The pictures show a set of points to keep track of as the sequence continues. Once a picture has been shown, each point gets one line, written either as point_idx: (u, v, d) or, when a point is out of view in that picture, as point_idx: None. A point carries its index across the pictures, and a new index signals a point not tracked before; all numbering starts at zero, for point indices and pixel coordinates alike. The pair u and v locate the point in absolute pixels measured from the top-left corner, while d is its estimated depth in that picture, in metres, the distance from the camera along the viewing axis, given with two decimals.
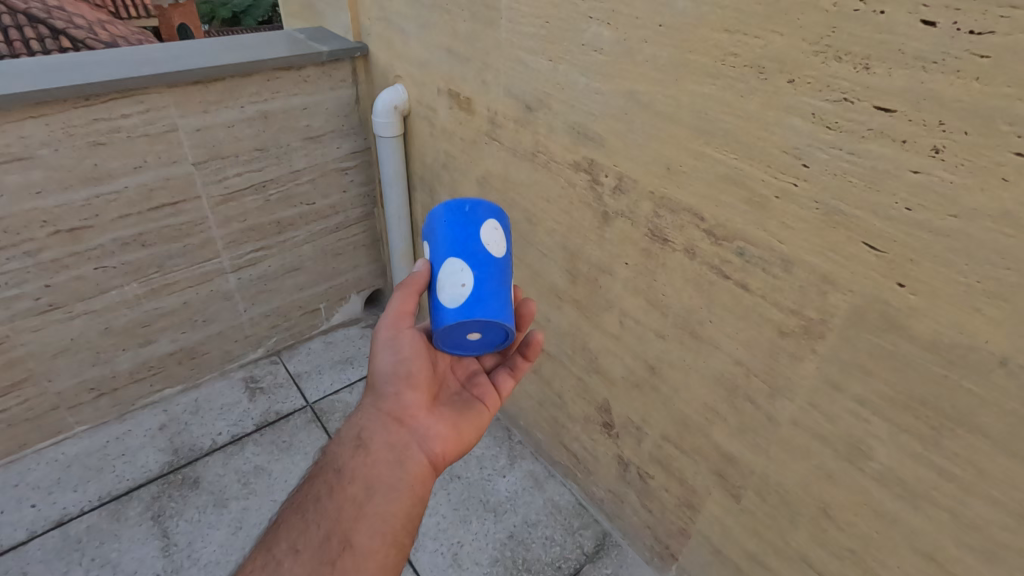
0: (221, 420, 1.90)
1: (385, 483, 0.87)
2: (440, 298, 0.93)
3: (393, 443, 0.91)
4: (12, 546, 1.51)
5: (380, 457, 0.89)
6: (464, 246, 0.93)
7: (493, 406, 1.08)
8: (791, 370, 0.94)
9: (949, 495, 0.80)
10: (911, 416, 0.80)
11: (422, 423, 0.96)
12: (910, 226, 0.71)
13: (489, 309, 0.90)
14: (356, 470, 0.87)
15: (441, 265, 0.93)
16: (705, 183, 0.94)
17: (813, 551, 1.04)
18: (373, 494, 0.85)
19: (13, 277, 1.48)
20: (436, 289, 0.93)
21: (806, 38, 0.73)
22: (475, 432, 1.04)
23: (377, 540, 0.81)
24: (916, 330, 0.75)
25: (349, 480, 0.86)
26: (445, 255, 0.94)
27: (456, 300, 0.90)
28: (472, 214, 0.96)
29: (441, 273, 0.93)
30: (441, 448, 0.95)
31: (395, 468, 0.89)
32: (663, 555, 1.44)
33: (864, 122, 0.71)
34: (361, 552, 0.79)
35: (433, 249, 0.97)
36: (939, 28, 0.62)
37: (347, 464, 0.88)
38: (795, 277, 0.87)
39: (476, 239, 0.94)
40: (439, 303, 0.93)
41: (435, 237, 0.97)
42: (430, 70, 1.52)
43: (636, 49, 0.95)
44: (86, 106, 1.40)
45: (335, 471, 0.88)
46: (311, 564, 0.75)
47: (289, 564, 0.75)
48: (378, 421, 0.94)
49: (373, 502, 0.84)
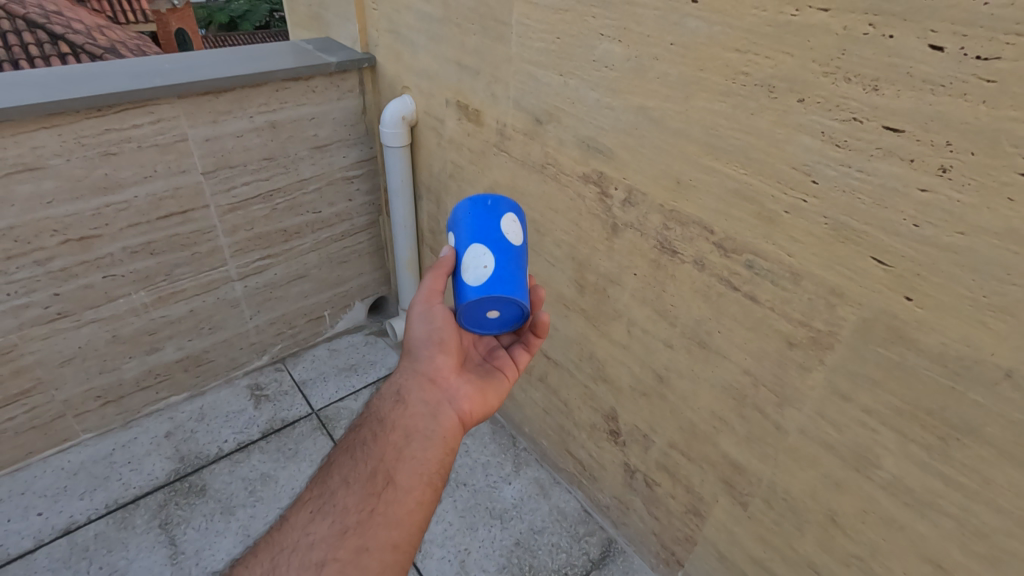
0: (226, 428, 1.90)
1: (422, 432, 0.88)
2: (463, 278, 0.96)
3: (427, 400, 0.93)
4: (19, 555, 1.51)
5: (416, 410, 0.91)
6: (486, 232, 0.98)
7: (513, 376, 1.08)
8: (799, 380, 0.96)
9: (955, 503, 0.82)
10: (918, 426, 0.82)
11: (453, 383, 0.98)
12: (918, 242, 0.73)
13: (511, 288, 0.94)
14: (396, 420, 0.89)
15: (465, 250, 0.97)
16: (715, 197, 0.96)
17: (820, 558, 1.06)
18: (411, 440, 0.87)
19: (22, 286, 1.48)
20: (460, 271, 0.97)
21: (816, 59, 0.75)
22: (499, 399, 1.04)
23: (416, 479, 0.83)
24: (923, 343, 0.77)
25: (389, 428, 0.88)
26: (469, 240, 0.98)
27: (480, 279, 0.94)
28: (495, 206, 1.01)
29: (465, 256, 0.97)
30: (470, 407, 0.96)
31: (429, 420, 0.90)
32: (669, 561, 1.46)
33: (873, 141, 0.73)
34: (402, 489, 0.81)
35: (458, 237, 1.01)
36: (947, 53, 0.64)
37: (388, 414, 0.91)
38: (803, 289, 0.89)
39: (497, 227, 0.99)
40: (462, 283, 0.95)
41: (459, 227, 1.02)
42: (438, 81, 1.54)
43: (647, 66, 0.97)
44: (98, 117, 1.41)
45: (378, 421, 0.90)
46: (359, 497, 0.80)
47: (342, 495, 0.80)
48: (413, 380, 0.95)
49: (412, 448, 0.86)
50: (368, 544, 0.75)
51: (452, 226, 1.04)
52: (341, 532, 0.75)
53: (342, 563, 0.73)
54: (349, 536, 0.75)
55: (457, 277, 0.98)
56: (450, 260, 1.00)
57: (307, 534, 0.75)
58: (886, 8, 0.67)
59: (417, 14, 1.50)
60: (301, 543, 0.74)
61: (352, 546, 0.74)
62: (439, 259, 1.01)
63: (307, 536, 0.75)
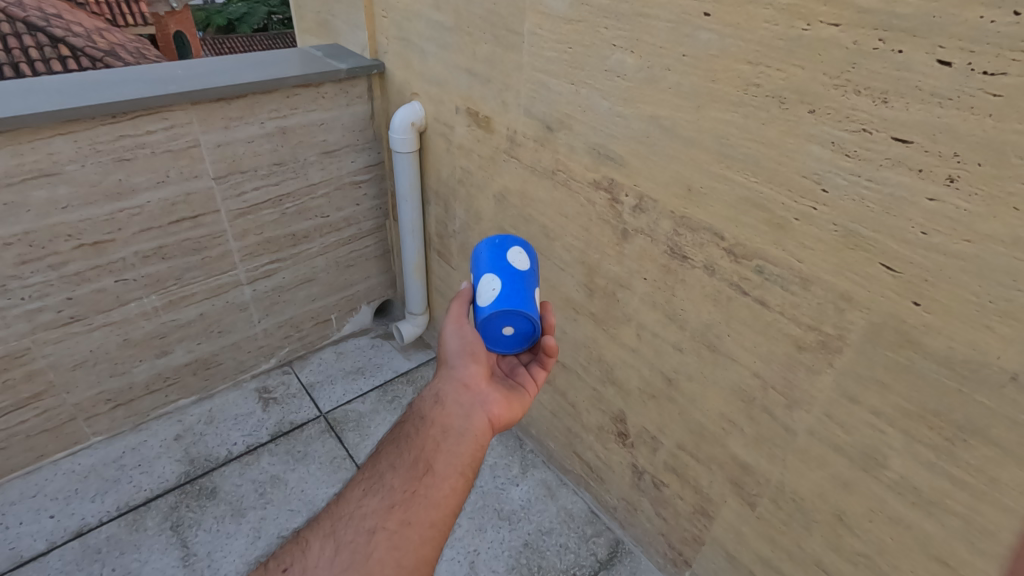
0: (235, 431, 1.92)
1: (457, 430, 0.90)
2: (478, 302, 1.03)
3: (462, 401, 0.94)
4: (32, 558, 1.52)
5: (452, 410, 0.93)
6: (494, 263, 1.07)
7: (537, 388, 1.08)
8: (808, 384, 0.98)
9: (962, 502, 0.84)
10: (926, 427, 0.84)
11: (484, 390, 0.98)
12: (926, 249, 0.76)
13: (522, 303, 1.01)
14: (435, 417, 0.91)
15: (478, 280, 1.06)
16: (726, 204, 0.98)
17: (827, 557, 1.08)
18: (448, 436, 0.89)
19: (36, 290, 1.50)
20: (476, 298, 1.04)
21: (827, 72, 0.78)
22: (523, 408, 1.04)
23: (451, 470, 0.85)
24: (930, 346, 0.80)
25: (428, 424, 0.90)
26: (482, 271, 1.07)
27: (490, 298, 1.01)
28: (504, 242, 1.11)
29: (478, 284, 1.05)
30: (499, 412, 0.97)
31: (463, 419, 0.92)
32: (677, 561, 1.48)
33: (882, 151, 0.76)
34: (440, 476, 0.84)
35: (472, 271, 1.10)
36: (955, 68, 0.67)
37: (428, 411, 0.93)
38: (813, 294, 0.91)
39: (504, 258, 1.07)
40: (477, 306, 1.02)
41: (474, 264, 1.12)
42: (448, 88, 1.56)
43: (659, 76, 1.00)
44: (113, 123, 1.43)
45: (419, 417, 0.92)
46: (403, 479, 0.83)
47: (389, 476, 0.84)
48: (449, 384, 0.97)
49: (448, 443, 0.88)
50: (411, 519, 0.79)
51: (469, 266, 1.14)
52: (389, 506, 0.80)
53: (389, 532, 0.77)
54: (396, 510, 0.79)
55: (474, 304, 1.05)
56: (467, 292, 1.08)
57: (361, 506, 0.80)
58: (896, 24, 0.70)
59: (428, 22, 1.52)
60: (355, 513, 0.79)
61: (398, 519, 0.78)
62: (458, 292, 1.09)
63: (360, 508, 0.80)
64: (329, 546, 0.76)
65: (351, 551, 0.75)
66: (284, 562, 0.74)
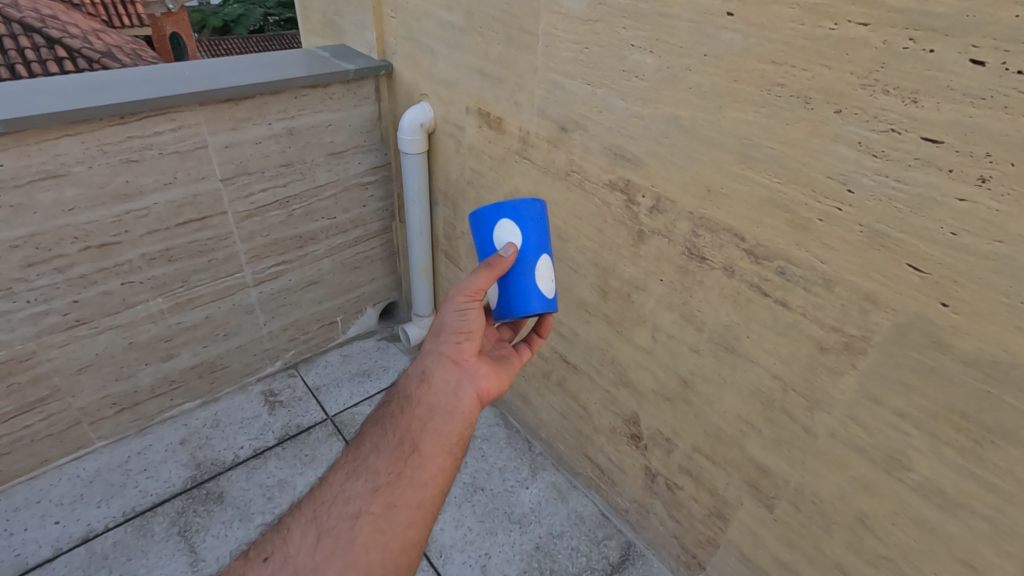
0: (242, 434, 1.90)
1: (444, 408, 0.91)
2: (537, 285, 1.02)
3: (450, 378, 0.95)
4: (38, 564, 1.50)
5: (439, 388, 0.93)
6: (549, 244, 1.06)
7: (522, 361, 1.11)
8: (830, 385, 0.97)
9: (989, 505, 0.84)
10: (953, 429, 0.84)
11: (474, 364, 0.98)
12: (956, 250, 0.75)
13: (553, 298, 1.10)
14: (421, 396, 0.92)
15: (537, 257, 1.02)
16: (747, 205, 0.98)
17: (848, 559, 1.07)
18: (434, 415, 0.91)
19: (42, 293, 1.48)
20: (531, 276, 1.02)
21: (854, 72, 0.77)
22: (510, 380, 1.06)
23: (438, 449, 0.87)
24: (958, 347, 0.79)
25: (414, 403, 0.92)
26: (540, 246, 1.03)
27: (549, 290, 1.05)
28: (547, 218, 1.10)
29: (539, 263, 1.03)
30: (488, 385, 0.98)
31: (451, 397, 0.93)
32: (690, 564, 1.47)
33: (911, 151, 0.75)
34: (426, 457, 0.86)
35: (525, 236, 1.02)
36: (988, 67, 0.66)
37: (414, 390, 0.94)
38: (836, 295, 0.91)
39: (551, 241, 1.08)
40: (534, 290, 1.02)
41: (524, 226, 1.02)
42: (459, 89, 1.55)
43: (679, 77, 0.99)
44: (121, 124, 1.41)
45: (405, 397, 0.93)
46: (388, 461, 0.85)
47: (373, 459, 0.86)
48: (437, 361, 0.97)
49: (435, 421, 0.90)
50: (397, 502, 0.81)
51: (514, 218, 1.02)
52: (373, 490, 0.82)
53: (374, 517, 0.79)
54: (380, 493, 0.81)
55: (519, 277, 1.02)
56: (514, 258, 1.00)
57: (344, 490, 0.82)
58: (927, 24, 0.69)
59: (438, 22, 1.51)
60: (338, 498, 0.82)
61: (383, 502, 0.80)
62: (503, 255, 0.97)
63: (344, 492, 0.82)
64: (311, 533, 0.78)
65: (335, 536, 0.77)
66: (266, 550, 0.76)
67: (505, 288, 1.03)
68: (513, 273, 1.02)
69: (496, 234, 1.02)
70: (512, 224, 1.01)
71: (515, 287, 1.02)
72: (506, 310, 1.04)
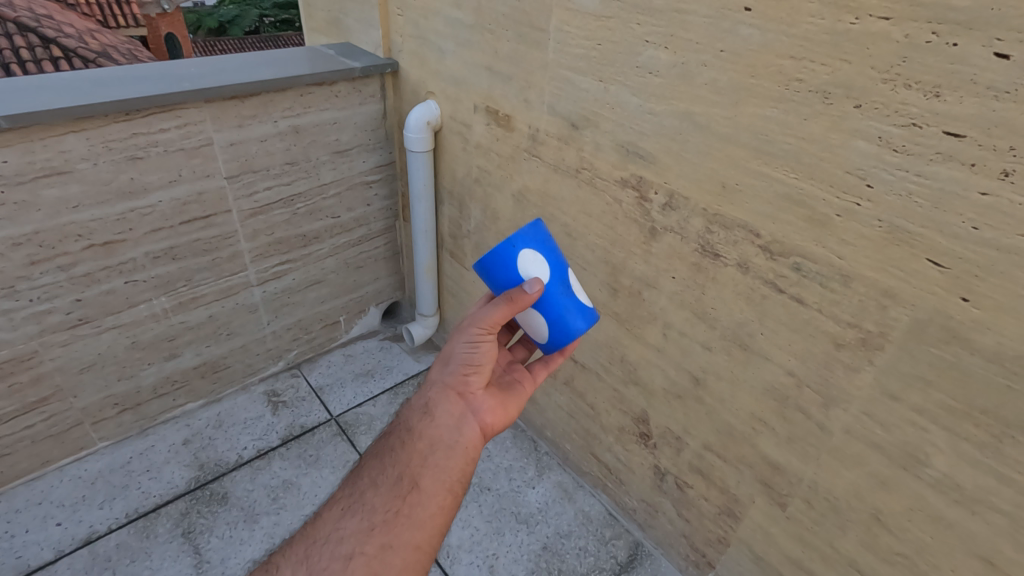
0: (245, 435, 1.89)
1: (447, 443, 0.90)
2: (580, 299, 1.03)
3: (453, 412, 0.93)
4: (40, 566, 1.48)
5: (442, 422, 0.92)
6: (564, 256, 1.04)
7: (530, 388, 1.10)
8: (846, 381, 0.97)
9: (1008, 500, 0.83)
10: (971, 424, 0.84)
11: (478, 397, 0.97)
12: (978, 244, 0.75)
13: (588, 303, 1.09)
14: (423, 429, 0.91)
15: (566, 276, 1.00)
16: (764, 201, 0.97)
17: (862, 557, 1.07)
18: (436, 450, 0.89)
19: (45, 292, 1.46)
20: (569, 294, 1.01)
21: (875, 67, 0.77)
22: (518, 408, 1.05)
23: (439, 486, 0.86)
24: (979, 343, 0.79)
25: (415, 437, 0.90)
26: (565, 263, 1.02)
27: (586, 299, 1.05)
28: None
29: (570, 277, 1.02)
30: (493, 419, 0.96)
31: (454, 432, 0.91)
32: (699, 563, 1.47)
33: (932, 145, 0.75)
34: (426, 494, 0.84)
35: (551, 264, 0.98)
36: (1013, 61, 0.66)
37: (416, 423, 0.92)
38: (854, 291, 0.91)
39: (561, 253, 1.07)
40: (580, 304, 1.02)
41: (545, 256, 0.97)
42: (467, 87, 1.54)
43: (695, 73, 0.99)
44: (126, 120, 1.39)
45: (406, 429, 0.92)
46: (385, 498, 0.83)
47: (370, 495, 0.84)
48: (441, 393, 0.94)
49: (437, 456, 0.88)
50: (393, 542, 0.80)
51: (535, 250, 0.97)
52: (369, 529, 0.80)
53: (368, 558, 0.78)
54: (376, 533, 0.80)
55: (560, 301, 0.99)
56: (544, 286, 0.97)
57: (338, 529, 0.80)
58: (951, 17, 0.69)
59: (447, 20, 1.51)
60: (332, 537, 0.80)
61: (378, 543, 0.79)
62: (532, 294, 0.93)
63: (337, 531, 0.81)
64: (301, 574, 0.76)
65: None
66: None
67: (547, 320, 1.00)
68: (556, 300, 0.99)
69: (520, 266, 0.96)
70: (532, 252, 0.97)
71: (562, 313, 0.99)
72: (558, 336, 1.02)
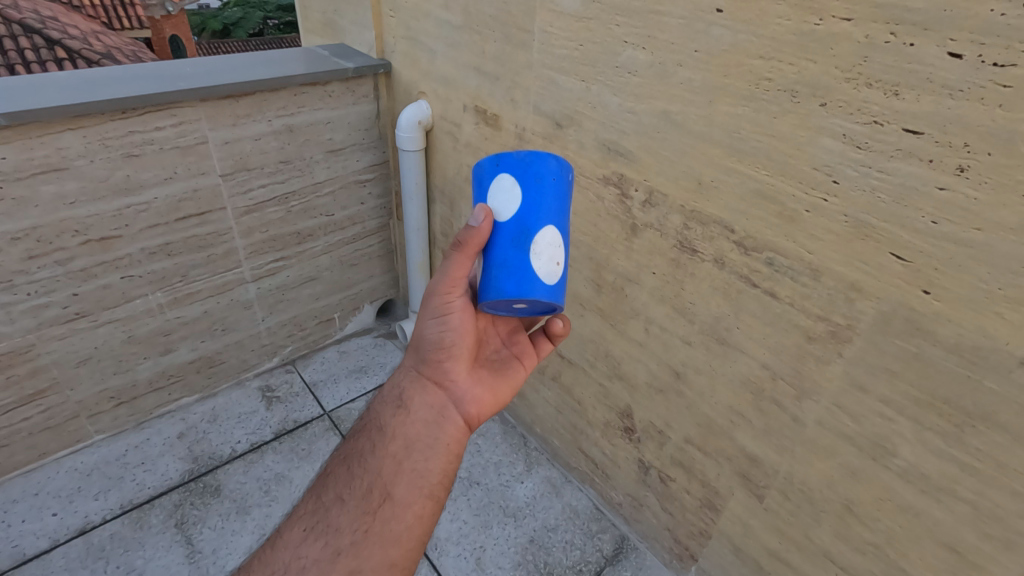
0: (239, 429, 1.91)
1: (423, 443, 0.92)
2: (531, 265, 0.88)
3: (431, 406, 0.95)
4: (36, 555, 1.51)
5: (418, 419, 0.94)
6: (560, 214, 0.91)
7: (530, 366, 1.10)
8: (817, 374, 1.00)
9: (971, 488, 0.86)
10: (935, 414, 0.86)
11: (460, 385, 0.99)
12: (936, 238, 0.78)
13: (560, 289, 0.92)
14: (396, 429, 0.93)
15: (535, 230, 0.88)
16: (737, 197, 1.00)
17: (836, 547, 1.09)
18: (412, 451, 0.91)
19: (42, 286, 1.49)
20: (525, 252, 0.88)
21: (838, 66, 0.80)
22: (512, 391, 1.07)
23: (415, 495, 0.87)
24: (940, 334, 0.81)
25: (390, 439, 0.92)
26: (548, 217, 0.89)
27: (548, 276, 0.89)
28: (567, 185, 0.93)
29: (538, 236, 0.88)
30: (476, 410, 0.99)
31: (432, 429, 0.93)
32: (683, 556, 1.49)
33: (893, 142, 0.78)
34: (399, 505, 0.85)
35: (524, 202, 0.88)
36: (965, 60, 0.69)
37: (390, 422, 0.94)
38: (823, 285, 0.93)
39: (567, 212, 0.92)
40: (529, 271, 0.88)
41: (522, 189, 0.88)
42: (456, 87, 1.57)
43: (671, 72, 1.01)
44: (123, 118, 1.43)
45: (379, 428, 0.94)
46: (353, 517, 0.83)
47: (335, 514, 0.84)
48: (417, 384, 0.98)
49: (413, 458, 0.90)
50: (362, 566, 0.79)
51: (517, 178, 0.88)
52: (335, 554, 0.80)
53: None
54: (343, 557, 0.80)
55: (510, 250, 0.88)
56: (499, 220, 0.89)
57: (299, 555, 0.79)
58: (907, 18, 0.72)
59: (437, 21, 1.54)
60: (294, 565, 0.78)
61: (345, 568, 0.79)
62: (472, 231, 0.89)
63: (298, 559, 0.79)
64: None
65: None
66: None
67: (490, 264, 0.91)
68: (508, 247, 0.88)
69: (493, 188, 0.90)
70: (511, 179, 0.88)
71: (502, 264, 0.89)
72: (490, 291, 0.91)
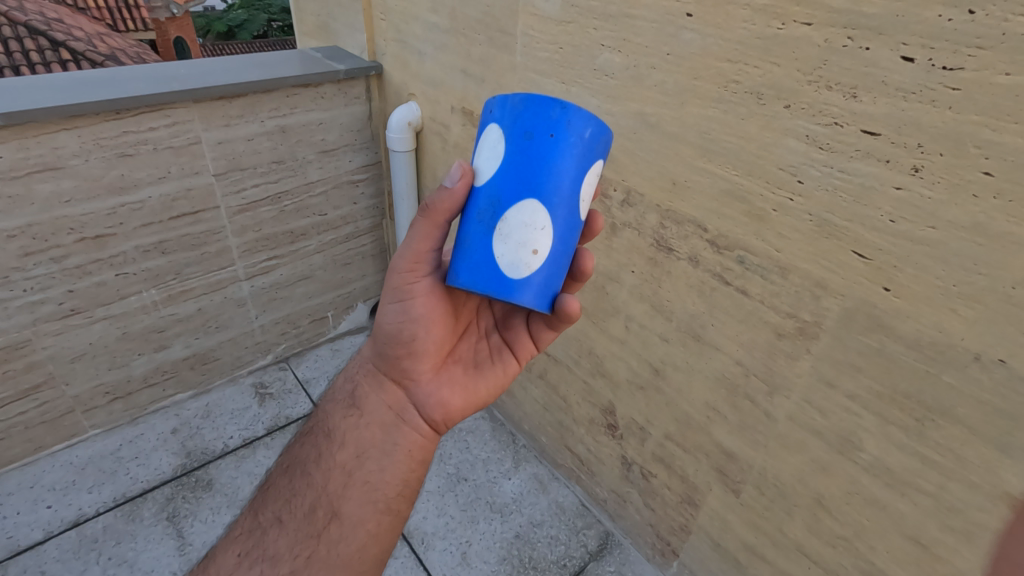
0: (231, 425, 1.94)
1: (378, 452, 0.95)
2: (492, 247, 0.79)
3: (388, 410, 0.98)
4: (29, 546, 1.54)
5: (372, 426, 0.97)
6: (555, 192, 0.77)
7: (519, 358, 1.06)
8: (787, 369, 1.02)
9: (932, 481, 0.88)
10: (897, 409, 0.88)
11: (424, 386, 0.99)
12: (895, 236, 0.80)
13: (529, 289, 0.80)
14: (346, 438, 0.97)
15: (508, 206, 0.78)
16: (709, 197, 1.02)
17: (808, 541, 1.11)
18: (364, 462, 0.94)
19: (39, 283, 1.53)
20: (491, 231, 0.79)
21: (801, 69, 0.82)
22: (496, 389, 1.04)
23: (365, 513, 0.90)
24: (901, 330, 0.83)
25: (342, 450, 0.96)
26: (531, 194, 0.77)
27: (511, 269, 0.78)
28: (586, 146, 0.77)
29: (510, 214, 0.77)
30: (441, 415, 0.98)
31: (387, 438, 0.97)
32: (664, 552, 1.51)
33: (852, 143, 0.80)
34: (348, 522, 0.89)
35: (503, 167, 0.79)
36: (917, 63, 0.71)
37: (343, 429, 0.98)
38: (791, 282, 0.95)
39: (570, 190, 0.78)
40: (488, 256, 0.79)
41: (507, 149, 0.78)
42: (444, 89, 1.60)
43: (645, 74, 1.04)
44: (117, 119, 1.46)
45: (330, 435, 0.98)
46: (296, 540, 0.87)
47: (275, 537, 0.88)
48: (376, 387, 1.01)
49: (363, 471, 0.93)
50: None
51: (504, 134, 0.79)
52: None
53: None
54: None
55: (473, 224, 0.81)
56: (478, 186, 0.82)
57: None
58: (863, 23, 0.74)
59: (425, 24, 1.57)
60: None
61: None
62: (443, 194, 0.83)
63: None
64: None
65: None
66: None
67: (460, 238, 0.85)
68: (478, 221, 0.81)
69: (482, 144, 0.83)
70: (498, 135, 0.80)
71: (469, 238, 0.82)
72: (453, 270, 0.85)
